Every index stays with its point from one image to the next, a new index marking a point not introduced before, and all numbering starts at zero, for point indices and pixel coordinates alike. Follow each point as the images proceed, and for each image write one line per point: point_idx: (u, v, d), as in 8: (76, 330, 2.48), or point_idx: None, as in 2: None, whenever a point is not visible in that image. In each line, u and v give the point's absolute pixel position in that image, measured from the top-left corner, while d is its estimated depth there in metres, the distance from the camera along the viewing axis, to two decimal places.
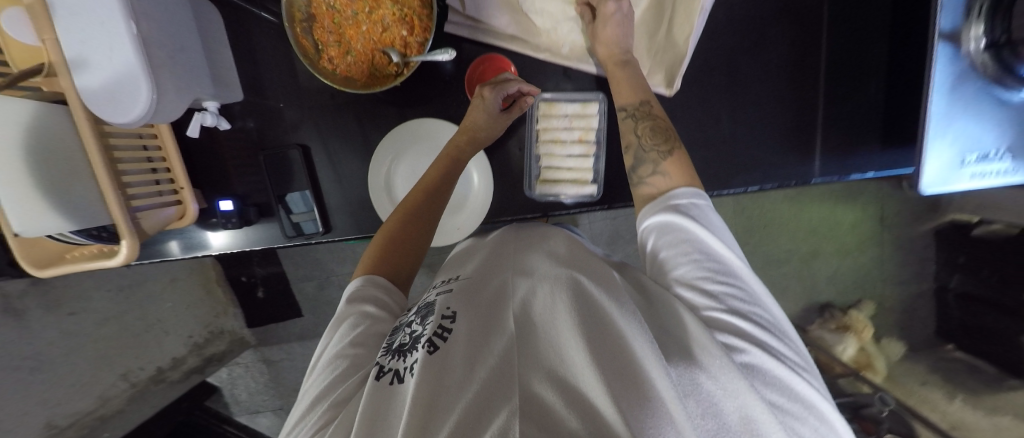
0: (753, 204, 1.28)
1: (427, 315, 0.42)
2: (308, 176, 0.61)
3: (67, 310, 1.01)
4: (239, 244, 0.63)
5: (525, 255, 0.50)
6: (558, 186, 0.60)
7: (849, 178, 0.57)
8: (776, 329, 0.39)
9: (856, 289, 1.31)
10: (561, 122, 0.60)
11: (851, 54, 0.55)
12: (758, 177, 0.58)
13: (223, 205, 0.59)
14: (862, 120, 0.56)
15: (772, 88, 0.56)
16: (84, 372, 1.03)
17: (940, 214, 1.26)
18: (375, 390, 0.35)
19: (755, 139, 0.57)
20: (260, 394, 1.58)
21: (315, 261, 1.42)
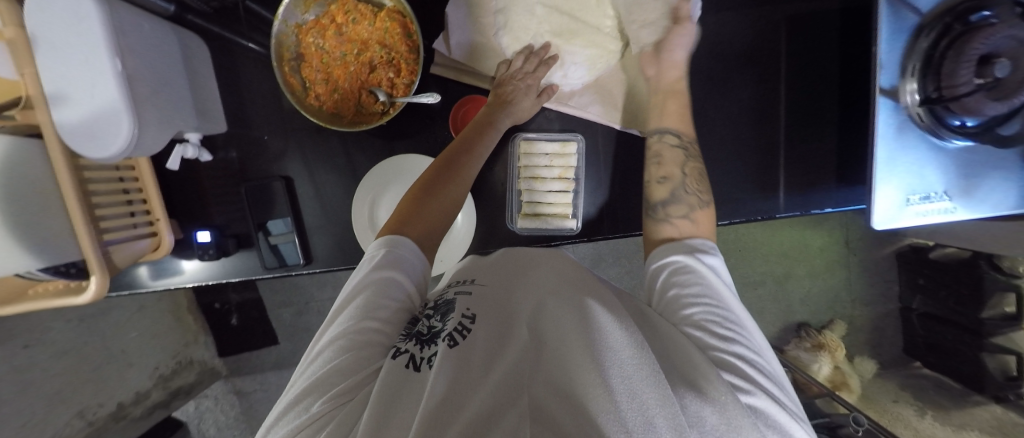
0: (727, 228, 1.32)
1: (446, 313, 0.43)
2: (291, 208, 0.61)
3: (22, 342, 0.89)
4: (215, 276, 0.61)
5: (528, 276, 0.48)
6: (538, 220, 0.63)
7: (810, 213, 0.62)
8: (773, 378, 0.38)
9: (828, 310, 1.35)
10: (541, 159, 0.63)
11: (805, 100, 0.60)
12: (727, 211, 0.61)
13: (200, 236, 0.58)
14: (819, 160, 0.60)
15: (736, 130, 0.61)
16: (39, 409, 0.90)
17: (897, 239, 1.34)
18: (391, 372, 0.35)
19: (722, 176, 0.61)
20: (229, 428, 1.50)
21: (294, 286, 1.39)
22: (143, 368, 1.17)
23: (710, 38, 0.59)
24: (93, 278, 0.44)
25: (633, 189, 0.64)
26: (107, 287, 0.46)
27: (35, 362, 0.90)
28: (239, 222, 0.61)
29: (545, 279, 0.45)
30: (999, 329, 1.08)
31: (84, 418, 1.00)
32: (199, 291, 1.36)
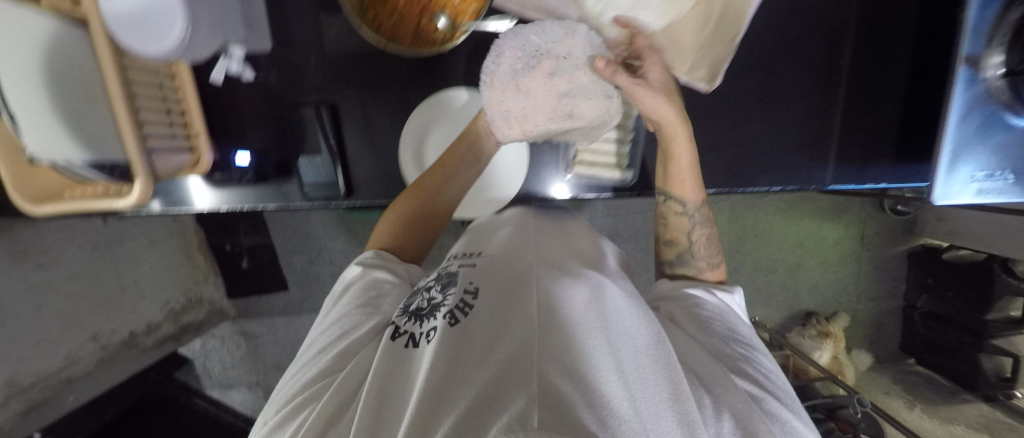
0: (748, 212, 1.32)
1: (447, 285, 0.47)
2: (334, 135, 0.59)
3: (34, 261, 0.89)
4: (242, 200, 0.60)
5: (543, 251, 0.52)
6: (593, 169, 0.61)
7: (863, 186, 0.60)
8: (778, 386, 0.45)
9: (834, 301, 1.40)
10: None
11: (877, 71, 0.57)
12: (780, 178, 0.59)
13: (241, 159, 0.57)
14: (878, 137, 0.59)
15: (804, 93, 0.57)
16: (52, 330, 0.90)
17: (915, 237, 1.37)
18: (390, 352, 0.40)
19: (781, 140, 0.58)
20: (236, 368, 1.53)
21: (306, 234, 1.38)
22: (154, 301, 1.16)
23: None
24: (138, 182, 0.43)
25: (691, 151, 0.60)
26: (149, 194, 0.44)
27: (48, 282, 0.91)
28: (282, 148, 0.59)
29: (566, 261, 0.50)
30: (1001, 332, 1.09)
31: (97, 343, 1.01)
32: (208, 229, 1.34)
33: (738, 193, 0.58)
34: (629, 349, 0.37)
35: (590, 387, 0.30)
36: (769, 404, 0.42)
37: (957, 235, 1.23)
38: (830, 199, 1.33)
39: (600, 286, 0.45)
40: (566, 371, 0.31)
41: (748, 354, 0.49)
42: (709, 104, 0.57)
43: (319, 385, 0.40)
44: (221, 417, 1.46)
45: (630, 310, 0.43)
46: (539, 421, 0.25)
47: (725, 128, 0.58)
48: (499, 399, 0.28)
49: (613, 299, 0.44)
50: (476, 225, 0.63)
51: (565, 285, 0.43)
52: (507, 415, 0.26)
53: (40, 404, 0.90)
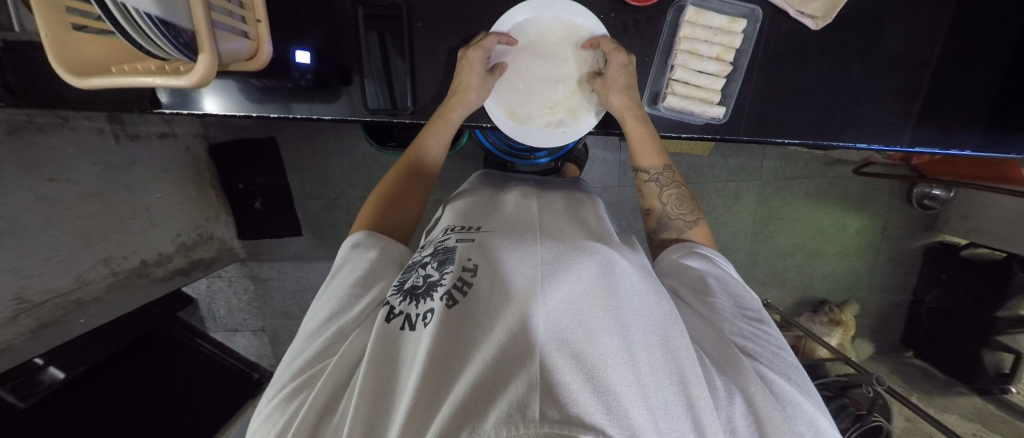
0: (776, 194, 1.32)
1: (444, 262, 0.45)
2: (406, 46, 0.62)
3: (47, 174, 0.81)
4: (309, 105, 0.64)
5: (548, 225, 0.50)
6: (686, 102, 0.61)
7: (949, 152, 0.63)
8: (787, 365, 0.42)
9: (845, 290, 1.44)
10: (704, 34, 0.59)
11: (991, 25, 0.57)
12: (865, 135, 0.63)
13: (300, 57, 0.61)
14: (974, 99, 0.60)
15: (903, 46, 0.60)
16: (64, 247, 0.83)
17: (934, 233, 1.37)
18: (384, 333, 0.38)
19: (870, 93, 0.62)
20: (242, 311, 1.51)
21: (325, 178, 1.35)
22: (166, 231, 1.11)
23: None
24: (201, 59, 0.38)
25: (784, 94, 0.62)
26: (210, 76, 0.40)
27: (60, 197, 0.83)
28: (344, 53, 0.62)
29: (570, 235, 0.46)
30: (1009, 329, 1.10)
31: (109, 267, 0.94)
32: (221, 168, 1.30)
33: (823, 145, 0.63)
34: (638, 329, 0.34)
35: (598, 375, 0.28)
36: (780, 382, 0.39)
37: (977, 233, 1.24)
38: (857, 188, 1.34)
39: (609, 259, 0.40)
40: (571, 355, 0.29)
41: (761, 327, 0.45)
42: (810, 44, 0.60)
43: (313, 371, 0.39)
44: (223, 360, 1.45)
45: (640, 286, 0.39)
46: (541, 411, 0.24)
47: (826, 76, 0.61)
48: (500, 385, 0.28)
49: (623, 273, 0.39)
50: (472, 204, 0.63)
51: (571, 260, 0.39)
52: (507, 401, 0.25)
53: (50, 323, 0.82)
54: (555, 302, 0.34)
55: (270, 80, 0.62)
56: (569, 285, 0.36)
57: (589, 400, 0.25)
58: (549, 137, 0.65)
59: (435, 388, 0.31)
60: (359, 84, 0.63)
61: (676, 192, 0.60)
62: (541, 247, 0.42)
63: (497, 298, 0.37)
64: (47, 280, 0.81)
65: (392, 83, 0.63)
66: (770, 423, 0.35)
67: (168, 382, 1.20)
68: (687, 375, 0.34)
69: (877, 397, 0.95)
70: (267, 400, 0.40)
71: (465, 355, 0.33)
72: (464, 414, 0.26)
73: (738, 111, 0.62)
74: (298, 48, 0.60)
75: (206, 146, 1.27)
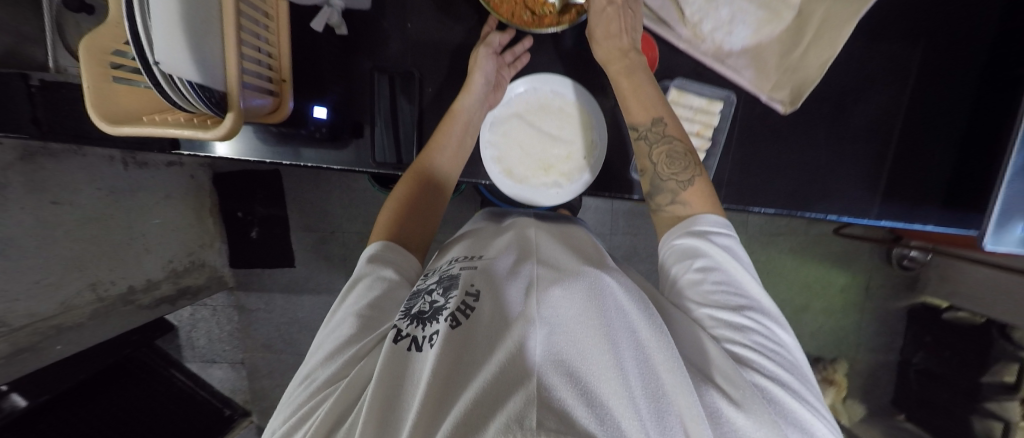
0: (762, 249, 1.37)
1: (449, 289, 0.46)
2: (416, 108, 0.69)
3: (52, 197, 0.83)
4: (319, 155, 0.68)
5: (547, 252, 0.52)
6: None
7: (913, 225, 0.68)
8: (788, 365, 0.42)
9: (835, 347, 1.44)
10: (684, 112, 0.65)
11: (935, 119, 0.65)
12: (835, 208, 0.68)
13: (318, 112, 0.66)
14: (928, 180, 0.67)
15: (864, 130, 0.67)
16: (54, 271, 0.83)
17: (918, 293, 1.40)
18: (392, 354, 0.38)
19: (838, 168, 0.67)
20: (223, 341, 1.44)
21: (323, 211, 1.37)
22: (158, 257, 1.10)
23: (868, 47, 0.64)
24: (230, 115, 0.42)
25: (759, 167, 0.68)
26: (236, 128, 0.44)
27: (59, 220, 0.84)
28: (359, 110, 0.68)
29: (565, 263, 0.47)
30: (997, 395, 1.14)
31: (95, 292, 0.93)
32: (222, 196, 1.32)
33: (795, 215, 0.68)
34: (629, 345, 0.34)
35: (590, 391, 0.29)
36: (778, 391, 0.39)
37: (955, 296, 1.28)
38: (838, 247, 1.39)
39: (599, 281, 0.40)
40: (566, 373, 0.30)
41: (758, 322, 0.44)
42: (782, 125, 0.67)
43: (326, 392, 0.39)
44: (196, 394, 1.38)
45: (632, 303, 0.39)
46: (538, 421, 0.24)
47: (796, 153, 0.67)
48: (499, 399, 0.28)
49: (613, 292, 0.39)
50: (478, 237, 0.65)
51: (564, 281, 0.40)
52: (506, 413, 0.26)
53: (25, 348, 0.79)
54: (546, 322, 0.35)
55: (288, 128, 0.67)
56: (561, 307, 0.37)
57: (585, 414, 0.27)
58: (541, 195, 0.67)
59: (438, 404, 0.31)
60: (370, 136, 0.68)
61: (668, 149, 0.57)
62: (536, 276, 0.43)
63: (497, 321, 0.38)
64: (30, 304, 0.79)
65: (398, 137, 0.69)
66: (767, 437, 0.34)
67: (137, 417, 1.14)
68: (672, 389, 0.34)
69: None
70: (281, 419, 0.40)
71: (466, 375, 0.34)
72: (465, 427, 0.27)
73: (717, 181, 0.68)
74: (315, 104, 0.66)
75: (210, 175, 1.30)
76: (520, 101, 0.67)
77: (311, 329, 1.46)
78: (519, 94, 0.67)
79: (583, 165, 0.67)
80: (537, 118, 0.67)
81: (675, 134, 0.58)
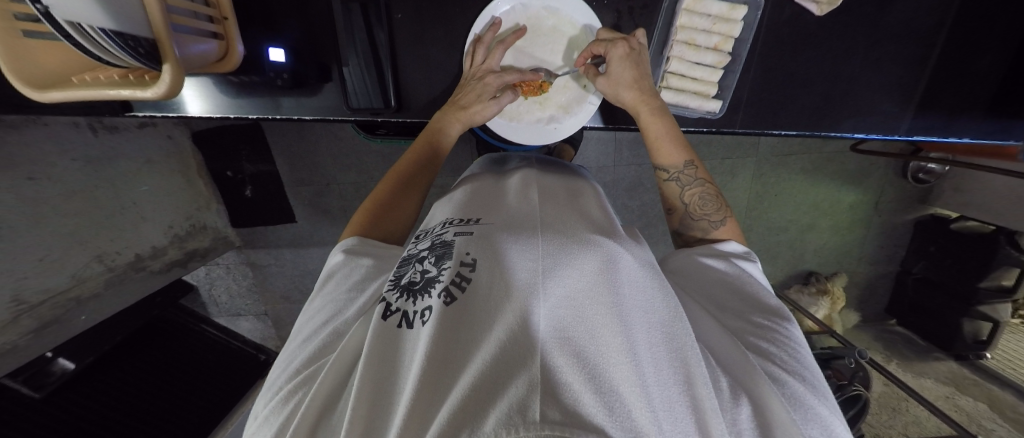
0: (772, 171, 1.32)
1: (442, 258, 0.45)
2: (390, 44, 0.63)
3: (26, 173, 0.79)
4: (298, 103, 0.65)
5: (551, 215, 0.49)
6: (682, 96, 0.65)
7: (947, 139, 0.68)
8: (809, 364, 0.43)
9: (835, 263, 1.48)
10: (701, 22, 0.63)
11: (982, 15, 0.62)
12: (863, 125, 0.69)
13: (275, 54, 0.62)
14: (973, 88, 0.66)
15: (908, 27, 0.64)
16: (54, 247, 0.82)
17: (927, 206, 1.39)
18: (382, 331, 0.39)
19: (871, 79, 0.67)
20: (244, 297, 1.52)
21: (314, 164, 1.32)
22: (156, 224, 1.09)
23: None
24: (166, 68, 0.37)
25: (781, 83, 0.67)
26: (179, 85, 0.38)
27: (43, 196, 0.81)
28: (323, 48, 0.63)
29: (570, 226, 0.46)
30: (991, 298, 1.17)
31: (103, 264, 0.94)
32: (207, 155, 1.25)
33: (822, 135, 0.69)
34: (641, 326, 0.35)
35: (598, 377, 0.29)
36: (797, 383, 0.39)
37: (969, 206, 1.26)
38: (853, 163, 1.34)
39: (611, 253, 0.40)
40: (572, 354, 0.30)
41: (780, 326, 0.46)
42: (813, 31, 0.64)
43: (309, 370, 0.41)
44: (230, 344, 1.49)
45: (642, 279, 0.40)
46: (542, 412, 0.25)
47: (828, 64, 0.66)
48: (500, 384, 0.29)
49: (626, 269, 0.40)
50: (473, 195, 0.61)
51: (572, 254, 0.40)
52: (507, 401, 0.27)
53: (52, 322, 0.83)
54: (556, 298, 0.35)
55: (247, 76, 0.63)
56: (571, 281, 0.37)
57: (590, 403, 0.27)
58: (540, 133, 0.69)
59: (436, 386, 0.32)
60: (337, 78, 0.64)
61: (699, 190, 0.60)
62: (542, 240, 0.43)
63: (497, 295, 0.37)
64: (43, 281, 0.81)
65: (380, 80, 0.64)
66: (777, 426, 0.35)
67: (181, 369, 1.25)
68: (691, 376, 0.35)
69: (858, 369, 1.00)
70: (264, 403, 0.42)
71: (465, 353, 0.34)
72: (466, 411, 0.28)
73: (735, 103, 0.67)
74: (271, 46, 0.62)
75: (189, 133, 1.21)
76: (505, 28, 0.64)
77: None
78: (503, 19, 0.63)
79: (582, 94, 0.68)
80: (530, 43, 0.66)
81: (704, 177, 0.60)
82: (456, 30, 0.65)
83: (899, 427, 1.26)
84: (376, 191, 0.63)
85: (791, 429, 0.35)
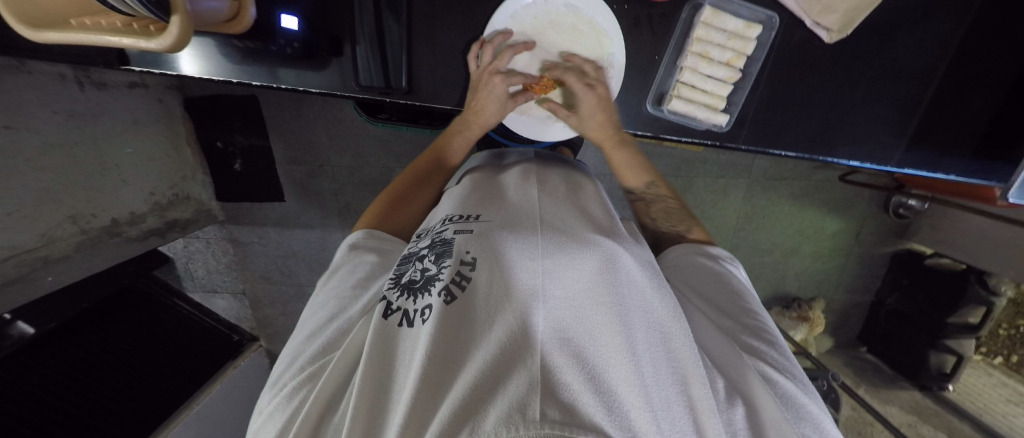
0: (762, 193, 1.36)
1: (442, 256, 0.44)
2: (403, 23, 0.63)
3: (2, 122, 0.75)
4: (301, 73, 0.64)
5: (551, 214, 0.50)
6: (692, 107, 0.67)
7: (936, 174, 0.72)
8: (799, 372, 0.45)
9: (814, 288, 1.52)
10: (717, 37, 0.65)
11: (976, 59, 0.66)
12: (860, 153, 0.71)
13: (287, 22, 0.60)
14: (963, 129, 0.70)
15: (909, 61, 0.67)
16: (26, 203, 0.78)
17: (904, 241, 1.45)
18: (382, 330, 0.38)
19: (871, 108, 0.69)
20: (222, 273, 1.47)
21: (309, 143, 1.29)
22: (137, 189, 1.05)
23: None
24: (173, 19, 0.35)
25: (788, 103, 0.69)
26: (185, 38, 0.37)
27: (19, 147, 0.77)
28: (334, 21, 0.62)
29: (569, 224, 0.47)
30: (956, 334, 1.23)
31: (77, 225, 0.89)
32: (198, 124, 1.21)
33: (820, 158, 0.71)
34: (640, 326, 0.35)
35: (598, 377, 0.29)
36: (786, 384, 0.41)
37: (943, 244, 1.32)
38: (839, 193, 1.39)
39: (611, 253, 0.41)
40: (571, 354, 0.30)
41: (763, 326, 0.49)
42: (821, 54, 0.66)
43: (316, 366, 0.40)
44: (202, 321, 1.45)
45: (641, 280, 0.41)
46: (541, 411, 0.24)
47: (834, 89, 0.68)
48: (499, 382, 0.28)
49: (626, 269, 0.40)
50: (474, 189, 0.61)
51: (572, 253, 0.40)
52: (507, 400, 0.26)
53: (15, 280, 0.78)
54: (556, 298, 0.35)
55: (253, 43, 0.62)
56: (572, 282, 0.37)
57: (590, 401, 0.26)
58: (550, 133, 0.73)
59: (434, 387, 0.31)
60: (349, 54, 0.63)
61: (664, 206, 0.68)
62: (542, 240, 0.43)
63: (496, 291, 0.37)
64: (11, 236, 0.77)
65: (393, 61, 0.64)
66: (772, 426, 0.37)
67: (147, 342, 1.20)
68: (687, 377, 0.36)
69: (829, 391, 1.03)
70: (270, 397, 0.42)
71: (465, 353, 0.33)
72: (466, 412, 0.27)
73: (741, 120, 0.69)
74: (283, 13, 0.60)
75: (181, 99, 1.18)
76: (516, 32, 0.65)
77: (310, 262, 1.48)
78: (512, 26, 0.64)
79: None
80: (545, 39, 0.66)
81: (667, 193, 0.68)
82: (476, 19, 0.65)
83: None
84: (393, 184, 0.66)
85: (785, 430, 0.37)
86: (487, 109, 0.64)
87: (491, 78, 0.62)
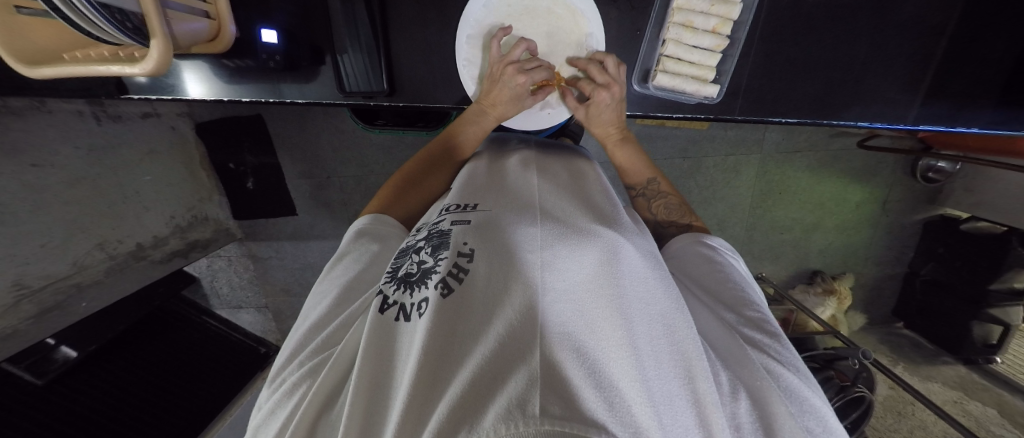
0: (776, 168, 1.31)
1: (439, 248, 0.44)
2: (380, 26, 0.64)
3: (28, 160, 0.79)
4: (286, 85, 0.66)
5: (551, 204, 0.49)
6: (679, 80, 0.65)
7: (955, 129, 0.67)
8: (802, 365, 0.43)
9: (840, 263, 1.46)
10: (700, 4, 0.62)
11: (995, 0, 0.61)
12: (868, 114, 0.68)
13: (268, 37, 0.63)
14: (986, 80, 0.64)
15: (916, 9, 0.63)
16: (57, 233, 0.83)
17: (936, 206, 1.36)
18: (379, 325, 0.39)
19: (877, 66, 0.66)
20: (246, 289, 1.54)
21: (315, 156, 1.32)
22: (159, 213, 1.10)
23: None
24: (153, 44, 0.39)
25: (783, 68, 0.66)
26: (164, 62, 0.41)
27: (45, 183, 0.82)
28: (316, 31, 0.63)
29: (569, 214, 0.46)
30: (1002, 302, 1.14)
31: (105, 251, 0.94)
32: (210, 146, 1.26)
33: (824, 124, 0.68)
34: (641, 319, 0.34)
35: (599, 371, 0.28)
36: (789, 376, 0.40)
37: (979, 206, 1.24)
38: (860, 161, 1.32)
39: (614, 245, 0.40)
40: (574, 348, 0.29)
41: (765, 316, 0.47)
42: (816, 13, 0.63)
43: (316, 359, 0.41)
44: (230, 336, 1.49)
45: (644, 271, 0.40)
46: (541, 407, 0.24)
47: (834, 47, 0.65)
48: (499, 378, 0.28)
49: (629, 260, 0.39)
50: (472, 179, 0.60)
51: (574, 246, 0.40)
52: (505, 398, 0.25)
53: (52, 308, 0.83)
54: (557, 291, 0.35)
55: (239, 61, 0.65)
56: (574, 275, 0.37)
57: (591, 397, 0.26)
58: (534, 121, 0.72)
59: (432, 382, 0.31)
60: (332, 64, 0.65)
61: (664, 202, 0.66)
62: (544, 232, 0.42)
63: (497, 285, 0.37)
64: (45, 266, 0.82)
65: (378, 65, 0.65)
66: (775, 421, 0.36)
67: (183, 359, 1.25)
68: (693, 371, 0.35)
69: (861, 370, 0.99)
70: (270, 393, 0.43)
71: (465, 346, 0.33)
72: (464, 409, 0.26)
73: (735, 90, 0.67)
74: (264, 27, 0.63)
75: (192, 124, 1.22)
76: (483, 29, 0.64)
77: None
78: (477, 25, 0.64)
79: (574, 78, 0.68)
80: (523, 25, 0.65)
81: (667, 190, 0.67)
82: (452, 14, 0.65)
83: (905, 431, 1.24)
84: (402, 169, 0.67)
85: (790, 425, 0.35)
86: (500, 102, 0.63)
87: (506, 71, 0.60)
